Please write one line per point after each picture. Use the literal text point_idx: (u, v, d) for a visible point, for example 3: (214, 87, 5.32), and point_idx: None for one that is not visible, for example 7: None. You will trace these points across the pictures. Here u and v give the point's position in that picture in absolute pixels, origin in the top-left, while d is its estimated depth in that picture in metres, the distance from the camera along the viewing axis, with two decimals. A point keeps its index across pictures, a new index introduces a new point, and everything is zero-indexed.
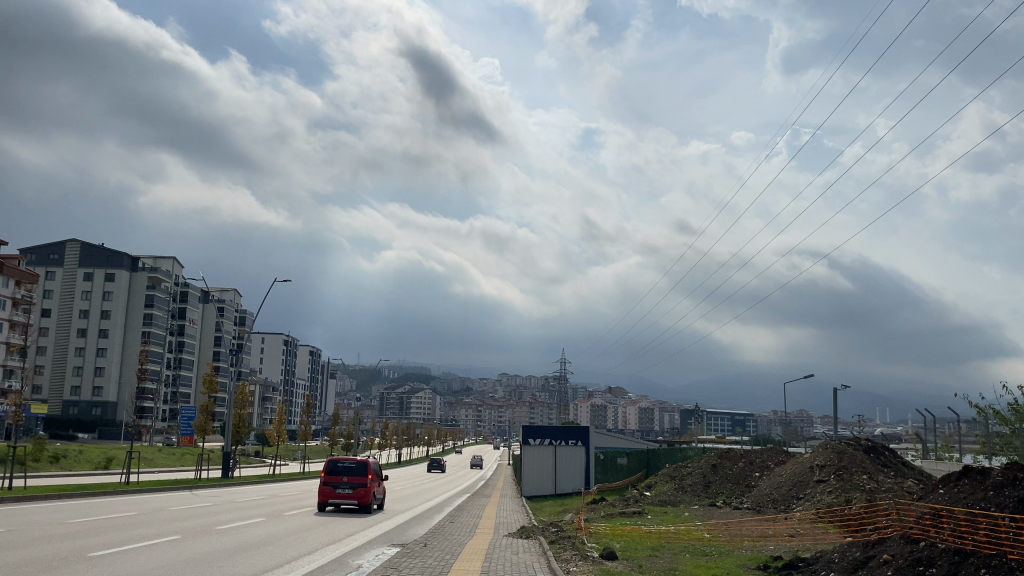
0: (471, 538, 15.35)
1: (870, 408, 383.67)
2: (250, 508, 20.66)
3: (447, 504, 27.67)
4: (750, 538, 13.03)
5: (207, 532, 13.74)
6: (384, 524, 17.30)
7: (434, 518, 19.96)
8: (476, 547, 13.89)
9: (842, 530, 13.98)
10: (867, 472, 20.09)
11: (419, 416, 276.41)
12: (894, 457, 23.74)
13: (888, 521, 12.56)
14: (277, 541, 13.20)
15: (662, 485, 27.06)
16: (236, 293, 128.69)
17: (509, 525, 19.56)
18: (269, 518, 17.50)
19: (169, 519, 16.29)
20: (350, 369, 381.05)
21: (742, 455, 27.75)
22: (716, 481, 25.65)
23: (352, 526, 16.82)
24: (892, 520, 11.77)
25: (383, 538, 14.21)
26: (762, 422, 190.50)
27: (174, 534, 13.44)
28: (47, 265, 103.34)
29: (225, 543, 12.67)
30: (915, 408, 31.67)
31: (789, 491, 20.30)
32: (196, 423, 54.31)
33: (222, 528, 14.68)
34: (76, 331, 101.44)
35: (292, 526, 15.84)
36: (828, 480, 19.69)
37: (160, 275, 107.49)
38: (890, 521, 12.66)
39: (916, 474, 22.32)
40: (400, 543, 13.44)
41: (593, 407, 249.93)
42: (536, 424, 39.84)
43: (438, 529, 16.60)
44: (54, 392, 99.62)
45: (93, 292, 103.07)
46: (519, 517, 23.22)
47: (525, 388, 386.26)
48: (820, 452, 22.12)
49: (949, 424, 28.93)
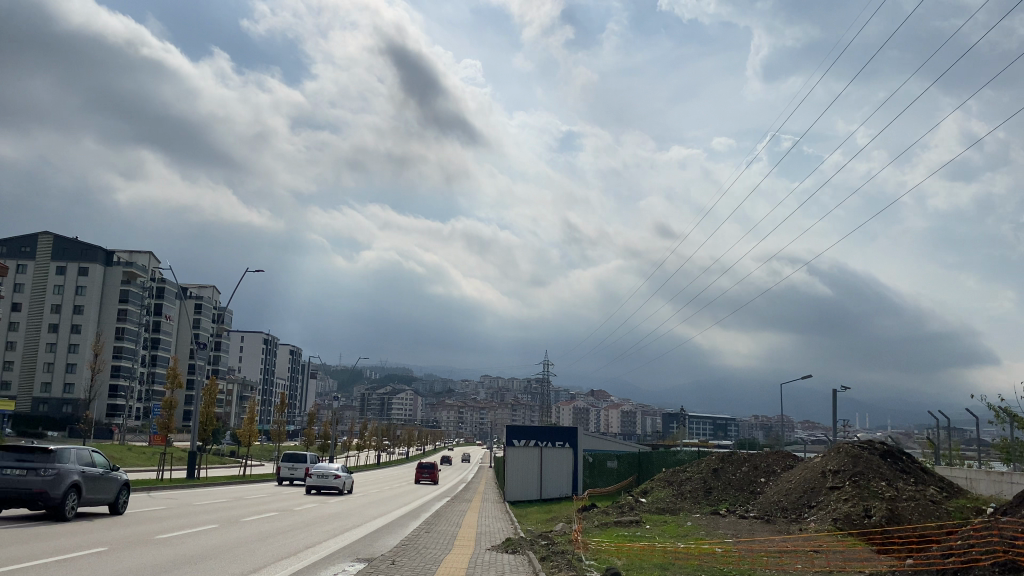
0: (449, 553, 13.57)
1: (849, 413, 386.66)
2: (207, 512, 18.85)
3: (425, 509, 25.95)
4: (774, 556, 11.53)
5: (142, 543, 11.83)
6: (350, 534, 15.40)
7: (410, 528, 18.25)
8: (455, 564, 12.09)
9: (885, 554, 12.56)
10: (886, 478, 18.61)
11: (400, 417, 274.16)
12: (911, 461, 22.23)
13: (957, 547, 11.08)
14: (226, 553, 11.48)
15: (659, 491, 25.33)
16: (215, 289, 125.46)
17: (492, 537, 17.65)
18: (224, 525, 15.70)
19: (109, 526, 14.48)
20: (331, 370, 376.93)
21: (745, 458, 26.29)
22: (719, 487, 24.12)
23: (314, 535, 14.95)
24: (966, 552, 10.19)
25: (346, 552, 12.39)
26: (744, 426, 190.14)
27: (101, 546, 11.49)
28: (19, 257, 100.15)
29: (161, 557, 10.83)
30: (924, 409, 29.34)
31: (800, 498, 18.78)
32: (161, 420, 51.89)
33: (165, 536, 12.78)
34: (46, 326, 98.16)
35: (249, 535, 14.12)
36: (844, 487, 18.20)
37: (135, 268, 104.79)
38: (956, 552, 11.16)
39: (938, 482, 20.81)
40: (365, 559, 11.60)
41: (575, 409, 249.17)
42: (520, 424, 39.14)
43: (411, 540, 14.93)
44: (24, 389, 96.48)
45: (65, 286, 100.12)
46: (503, 526, 21.59)
47: (507, 390, 384.40)
48: (833, 456, 20.64)
49: (961, 429, 26.64)
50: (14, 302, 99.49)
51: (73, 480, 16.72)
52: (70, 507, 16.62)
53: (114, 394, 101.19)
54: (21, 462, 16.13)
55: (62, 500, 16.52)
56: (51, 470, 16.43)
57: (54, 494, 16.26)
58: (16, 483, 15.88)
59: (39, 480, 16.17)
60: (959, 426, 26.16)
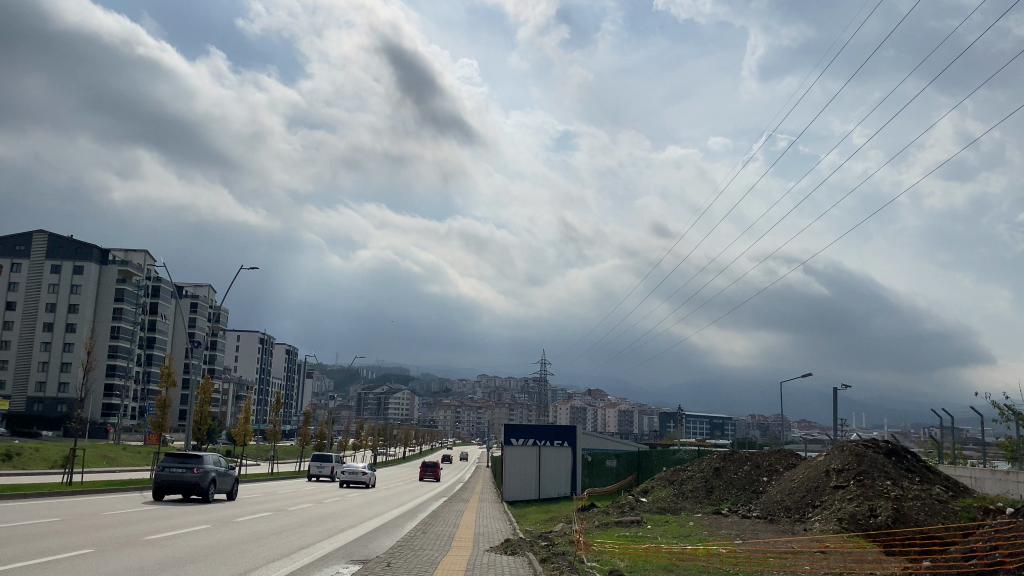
0: (446, 555, 13.23)
1: (845, 412, 387.27)
2: (199, 512, 18.54)
3: (422, 509, 25.56)
4: (779, 556, 11.31)
5: (131, 544, 11.51)
6: (345, 534, 15.13)
7: (406, 528, 17.92)
8: (454, 565, 11.79)
9: (894, 556, 12.32)
10: (891, 477, 18.34)
11: (397, 417, 273.89)
12: (916, 460, 21.97)
13: (971, 555, 10.82)
14: (218, 554, 11.18)
15: (659, 491, 25.04)
16: (211, 288, 124.88)
17: (490, 538, 17.33)
18: (217, 525, 15.39)
19: (98, 526, 14.17)
20: (327, 369, 376.19)
21: (747, 457, 26.01)
22: (720, 486, 23.86)
23: (308, 535, 14.66)
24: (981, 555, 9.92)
25: (342, 552, 12.10)
26: (741, 425, 190.16)
27: (89, 547, 11.20)
28: (13, 256, 99.63)
29: (148, 559, 10.50)
30: (925, 407, 29.08)
31: (803, 498, 18.51)
32: (154, 419, 51.47)
33: (155, 537, 12.46)
34: (41, 326, 97.57)
35: (243, 535, 13.81)
36: (848, 487, 17.93)
37: (130, 267, 104.28)
38: (971, 560, 10.86)
39: (944, 482, 20.53)
40: (361, 561, 11.27)
41: (572, 409, 248.88)
42: (518, 423, 38.76)
43: (407, 541, 14.61)
44: (19, 388, 95.87)
45: (60, 284, 99.46)
46: (502, 526, 21.29)
47: (504, 390, 384.52)
48: (835, 454, 20.39)
49: (965, 428, 26.39)
50: (8, 302, 98.85)
51: (214, 475, 22.78)
52: (213, 495, 22.74)
53: (110, 393, 100.80)
54: (182, 462, 22.19)
55: (208, 489, 22.62)
56: (200, 468, 22.53)
57: (205, 485, 22.35)
58: (180, 478, 21.91)
59: (194, 474, 22.22)
60: (963, 425, 25.90)
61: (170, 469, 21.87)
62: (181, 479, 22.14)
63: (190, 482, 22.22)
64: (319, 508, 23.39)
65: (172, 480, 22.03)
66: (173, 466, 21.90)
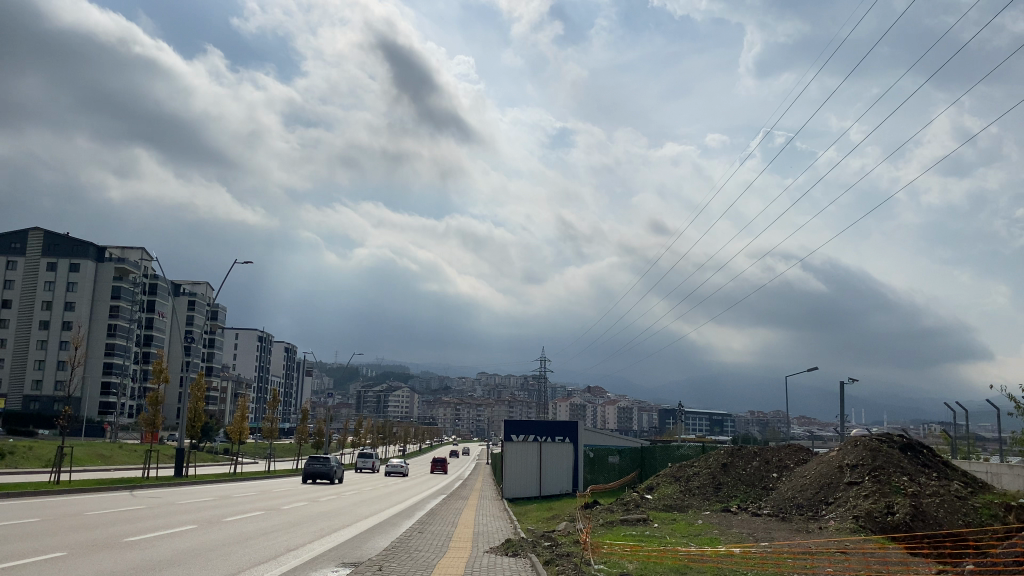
0: (443, 556, 12.59)
1: (846, 408, 386.57)
2: (188, 511, 17.85)
3: (420, 508, 24.82)
4: (799, 557, 10.81)
5: (105, 547, 10.76)
6: (339, 535, 14.50)
7: (400, 528, 17.31)
8: (449, 569, 11.13)
9: (922, 559, 11.73)
10: (907, 473, 17.70)
11: (396, 414, 273.61)
12: (932, 456, 21.29)
13: None
14: (199, 557, 10.47)
15: (665, 487, 24.39)
16: (208, 285, 124.04)
17: (489, 538, 16.73)
18: (204, 525, 14.74)
19: (81, 527, 13.52)
20: (326, 367, 375.74)
21: (756, 453, 25.37)
22: (728, 483, 23.24)
23: (300, 536, 14.00)
24: None
25: (333, 555, 11.45)
26: (741, 423, 189.66)
27: (61, 550, 10.45)
28: (9, 253, 98.63)
29: (121, 563, 9.75)
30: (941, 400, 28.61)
31: (816, 495, 17.90)
32: (146, 417, 50.63)
33: (134, 539, 11.74)
34: (37, 324, 96.70)
35: (230, 536, 13.12)
36: (863, 483, 17.35)
37: (127, 265, 103.52)
38: None
39: (961, 477, 19.95)
40: (351, 564, 10.62)
41: (572, 406, 248.60)
42: (518, 419, 38.69)
43: (402, 542, 14.00)
44: (15, 387, 95.10)
45: (56, 283, 98.60)
46: (502, 525, 20.72)
47: (504, 387, 384.02)
48: (849, 449, 19.74)
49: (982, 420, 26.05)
50: (4, 300, 97.99)
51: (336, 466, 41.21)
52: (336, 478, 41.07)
53: (106, 391, 100.11)
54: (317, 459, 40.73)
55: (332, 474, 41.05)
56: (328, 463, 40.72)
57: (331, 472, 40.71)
58: (316, 466, 40.30)
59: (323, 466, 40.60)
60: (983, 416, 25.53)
61: (313, 462, 40.44)
62: (317, 469, 40.41)
63: (321, 471, 40.37)
64: (312, 506, 22.71)
65: (312, 470, 40.33)
66: (313, 462, 40.57)
